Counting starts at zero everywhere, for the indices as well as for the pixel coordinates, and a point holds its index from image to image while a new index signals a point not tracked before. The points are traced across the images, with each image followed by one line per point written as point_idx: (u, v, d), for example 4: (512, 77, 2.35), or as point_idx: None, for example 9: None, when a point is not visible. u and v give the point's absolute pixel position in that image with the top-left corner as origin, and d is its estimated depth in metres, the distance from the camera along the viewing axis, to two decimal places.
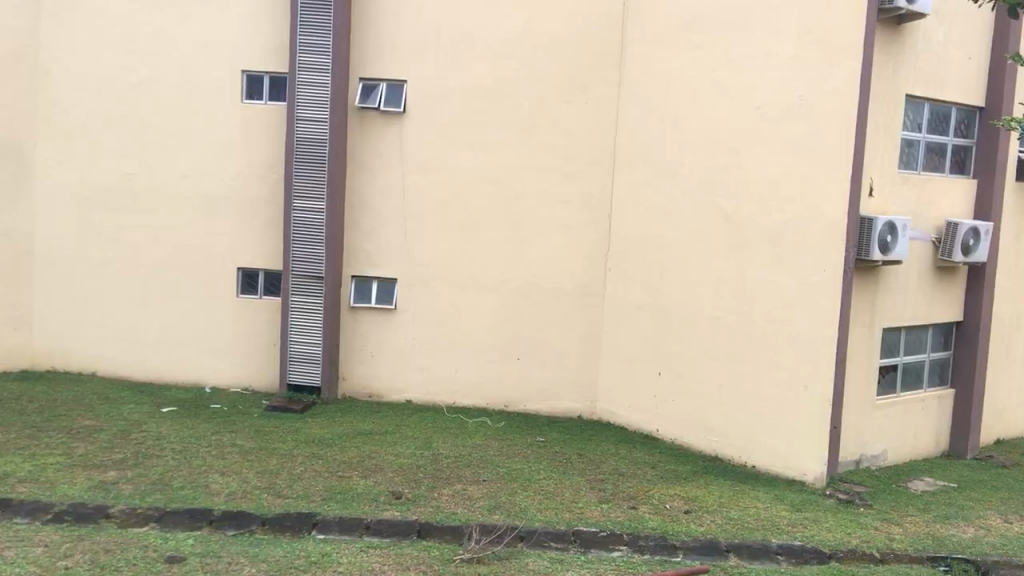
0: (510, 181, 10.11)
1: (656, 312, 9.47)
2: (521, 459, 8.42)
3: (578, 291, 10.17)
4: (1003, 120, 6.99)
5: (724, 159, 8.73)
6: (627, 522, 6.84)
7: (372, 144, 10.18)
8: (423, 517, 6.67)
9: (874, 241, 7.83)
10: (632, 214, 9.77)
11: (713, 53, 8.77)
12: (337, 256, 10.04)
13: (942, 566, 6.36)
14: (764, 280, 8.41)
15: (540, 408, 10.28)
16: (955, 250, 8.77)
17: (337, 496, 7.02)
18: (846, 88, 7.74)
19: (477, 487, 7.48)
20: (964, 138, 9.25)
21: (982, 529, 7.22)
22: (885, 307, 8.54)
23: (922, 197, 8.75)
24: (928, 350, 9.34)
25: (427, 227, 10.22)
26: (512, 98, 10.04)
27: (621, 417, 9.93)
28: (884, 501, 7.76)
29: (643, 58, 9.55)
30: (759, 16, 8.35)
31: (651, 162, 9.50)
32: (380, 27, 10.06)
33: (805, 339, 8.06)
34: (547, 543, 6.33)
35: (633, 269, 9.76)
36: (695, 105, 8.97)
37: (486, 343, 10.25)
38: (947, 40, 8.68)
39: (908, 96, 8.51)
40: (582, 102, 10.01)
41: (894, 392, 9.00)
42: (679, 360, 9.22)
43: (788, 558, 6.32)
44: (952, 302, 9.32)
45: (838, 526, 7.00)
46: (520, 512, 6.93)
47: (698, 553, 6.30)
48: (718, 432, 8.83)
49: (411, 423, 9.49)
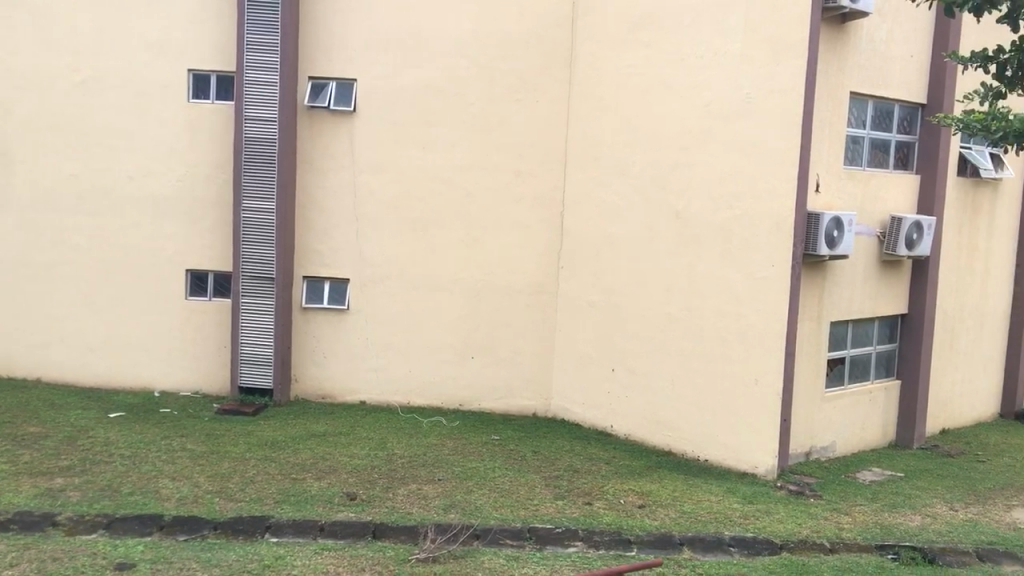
0: (462, 180, 10.09)
1: (610, 309, 9.54)
2: (476, 458, 8.43)
3: (531, 290, 10.19)
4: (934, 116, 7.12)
5: (675, 156, 8.82)
6: (582, 518, 6.88)
7: (322, 143, 10.09)
8: (377, 518, 6.64)
9: (821, 236, 7.99)
10: (584, 212, 9.83)
11: (662, 53, 8.87)
12: (287, 257, 9.96)
13: (891, 554, 6.49)
14: (715, 276, 8.52)
15: (494, 406, 10.29)
16: (899, 245, 9.00)
17: (290, 499, 6.96)
18: (792, 86, 7.90)
19: (432, 486, 7.48)
20: (907, 135, 9.46)
21: (928, 517, 7.39)
22: (831, 301, 8.70)
23: (868, 193, 8.93)
24: (875, 343, 9.53)
25: (379, 226, 10.16)
26: (464, 98, 10.03)
27: (576, 414, 9.98)
28: (833, 492, 7.92)
29: (594, 57, 9.62)
30: (707, 15, 8.46)
31: (603, 159, 9.56)
32: (330, 25, 9.98)
33: (755, 335, 8.21)
34: (503, 541, 6.34)
35: (585, 266, 9.82)
36: (645, 103, 9.07)
37: (442, 343, 10.23)
38: (889, 39, 8.86)
39: (853, 94, 8.68)
40: (534, 101, 10.03)
41: (842, 384, 9.18)
42: (633, 358, 9.30)
43: (740, 550, 6.40)
44: (897, 295, 9.53)
45: (789, 517, 7.12)
46: (475, 510, 6.93)
47: (651, 547, 6.35)
48: (672, 428, 8.93)
49: (365, 424, 9.44)
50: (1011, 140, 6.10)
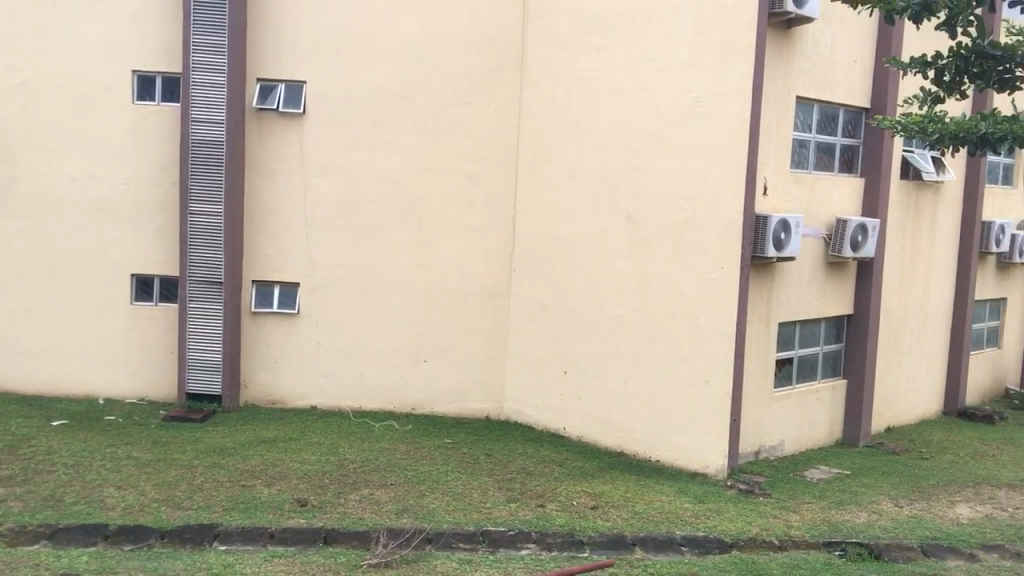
0: (414, 183, 10.05)
1: (562, 311, 9.57)
2: (428, 462, 8.40)
3: (484, 292, 10.19)
4: (873, 120, 7.39)
5: (625, 159, 8.88)
6: (535, 521, 6.89)
7: (270, 146, 9.98)
8: (329, 524, 6.58)
9: (768, 240, 8.12)
10: (536, 214, 9.85)
11: (612, 56, 8.93)
12: (236, 261, 9.83)
13: (838, 550, 6.60)
14: (665, 278, 8.60)
15: (447, 410, 10.26)
16: (845, 246, 9.17)
17: (239, 506, 6.87)
18: (740, 90, 8.01)
19: (384, 491, 7.44)
20: (851, 139, 9.64)
21: (874, 513, 7.53)
22: (779, 302, 8.83)
23: (814, 196, 9.07)
24: (822, 343, 9.69)
25: (330, 229, 10.08)
26: (414, 101, 9.99)
27: (528, 417, 10.00)
28: (782, 490, 8.04)
29: (544, 60, 9.66)
30: (656, 19, 8.54)
31: (554, 162, 9.60)
32: (278, 27, 9.88)
33: (705, 336, 8.30)
34: (456, 545, 6.33)
35: (537, 269, 9.85)
36: (595, 106, 9.12)
37: (394, 346, 10.18)
38: (834, 44, 9.02)
39: (799, 98, 8.82)
40: (485, 104, 10.03)
41: (790, 383, 9.31)
42: (585, 360, 9.34)
43: (691, 549, 6.46)
44: (843, 296, 9.70)
45: (739, 516, 7.21)
46: (428, 514, 6.90)
47: (604, 548, 6.38)
48: (624, 429, 8.98)
49: (316, 429, 9.36)
50: (947, 141, 6.33)
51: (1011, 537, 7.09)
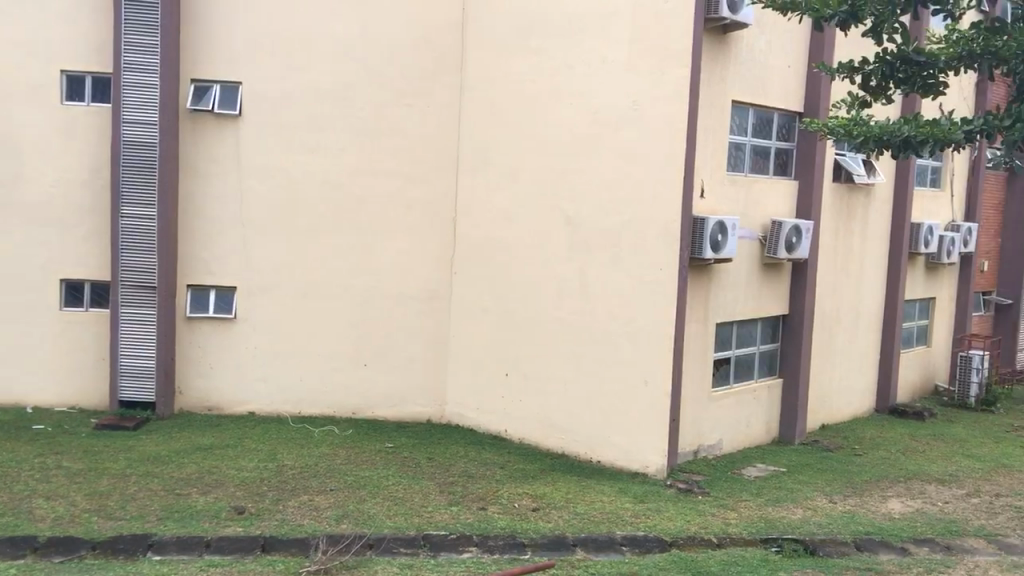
0: (353, 185, 9.97)
1: (502, 313, 9.58)
2: (369, 466, 8.33)
3: (424, 295, 10.14)
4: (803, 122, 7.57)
5: (564, 162, 8.93)
6: (476, 523, 6.88)
7: (205, 147, 9.81)
8: (267, 532, 6.48)
9: (705, 241, 8.23)
10: (476, 217, 9.84)
11: (551, 59, 8.98)
12: (170, 265, 9.65)
13: (774, 546, 6.71)
14: (604, 280, 8.66)
15: (387, 414, 10.19)
16: (780, 248, 9.33)
17: (174, 515, 6.73)
18: (677, 94, 8.12)
19: (324, 497, 7.36)
20: (785, 142, 9.82)
21: (809, 510, 7.68)
22: (717, 302, 8.95)
23: (750, 198, 9.23)
24: (758, 343, 9.85)
25: (267, 232, 9.94)
26: (353, 102, 9.91)
27: (470, 419, 9.98)
28: (721, 488, 8.15)
29: (484, 62, 9.67)
30: (594, 23, 8.60)
31: (494, 164, 9.61)
32: (213, 26, 9.72)
33: (644, 337, 8.38)
34: (397, 550, 6.28)
35: (478, 271, 9.84)
36: (534, 109, 9.16)
37: (334, 350, 10.09)
38: (768, 49, 9.19)
39: (735, 102, 8.96)
40: (425, 106, 9.99)
41: (727, 383, 9.45)
42: (526, 362, 9.36)
43: (631, 549, 6.51)
44: (778, 297, 9.88)
45: (679, 514, 7.29)
46: (369, 520, 6.84)
47: (546, 550, 6.40)
48: (565, 430, 9.02)
49: (254, 435, 9.22)
50: (871, 145, 6.47)
51: (940, 530, 7.29)
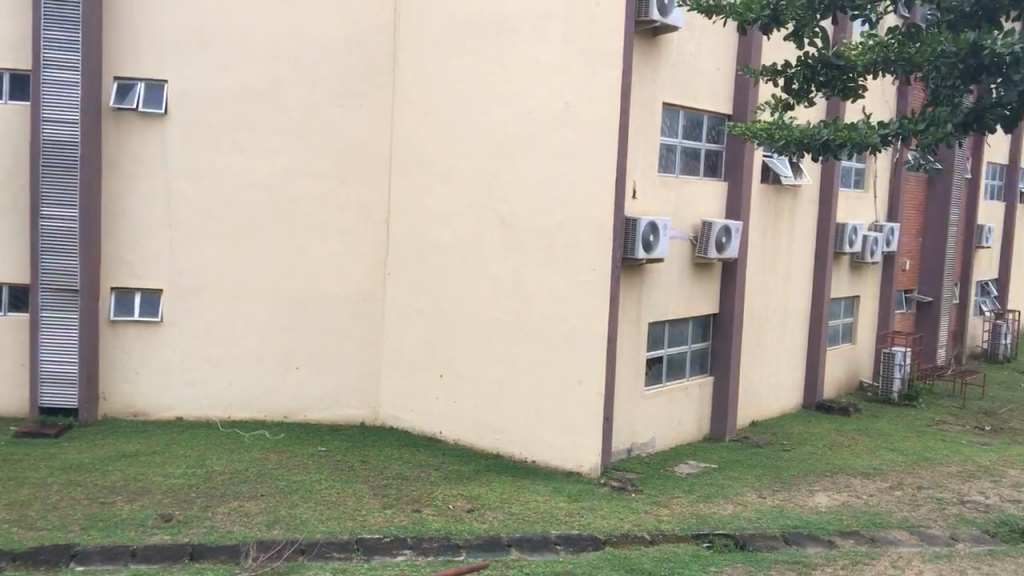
0: (284, 186, 9.83)
1: (436, 314, 9.55)
2: (301, 471, 8.22)
3: (357, 297, 10.05)
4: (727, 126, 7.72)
5: (498, 163, 8.94)
6: (411, 526, 6.85)
7: (130, 147, 9.58)
8: (195, 539, 6.35)
9: (637, 241, 8.37)
10: (410, 218, 9.78)
11: (484, 60, 8.98)
12: (93, 268, 9.40)
13: (706, 542, 6.82)
14: (538, 281, 8.70)
15: (320, 417, 10.07)
16: (710, 248, 9.47)
17: (98, 524, 6.55)
18: (608, 96, 8.19)
19: (255, 502, 7.24)
20: (715, 144, 9.98)
21: (739, 505, 7.81)
22: (649, 302, 9.06)
23: (681, 199, 9.35)
24: (689, 341, 9.99)
25: (195, 233, 9.74)
26: (284, 102, 9.77)
27: (403, 421, 9.92)
28: (653, 486, 8.25)
29: (416, 63, 9.62)
30: (527, 24, 8.63)
31: (427, 165, 9.57)
32: (138, 23, 9.49)
33: (578, 337, 8.44)
34: (329, 554, 6.22)
35: (411, 272, 9.79)
36: (468, 110, 9.15)
37: (265, 353, 9.93)
38: (697, 52, 9.32)
39: (666, 104, 9.08)
40: (357, 106, 9.90)
41: (660, 382, 9.56)
42: (460, 363, 9.35)
43: (565, 548, 6.55)
44: (709, 296, 10.03)
45: (612, 512, 7.36)
46: (301, 525, 6.75)
47: (480, 551, 6.40)
48: (500, 431, 9.03)
49: (182, 441, 9.03)
50: (792, 148, 6.64)
51: (865, 523, 7.49)
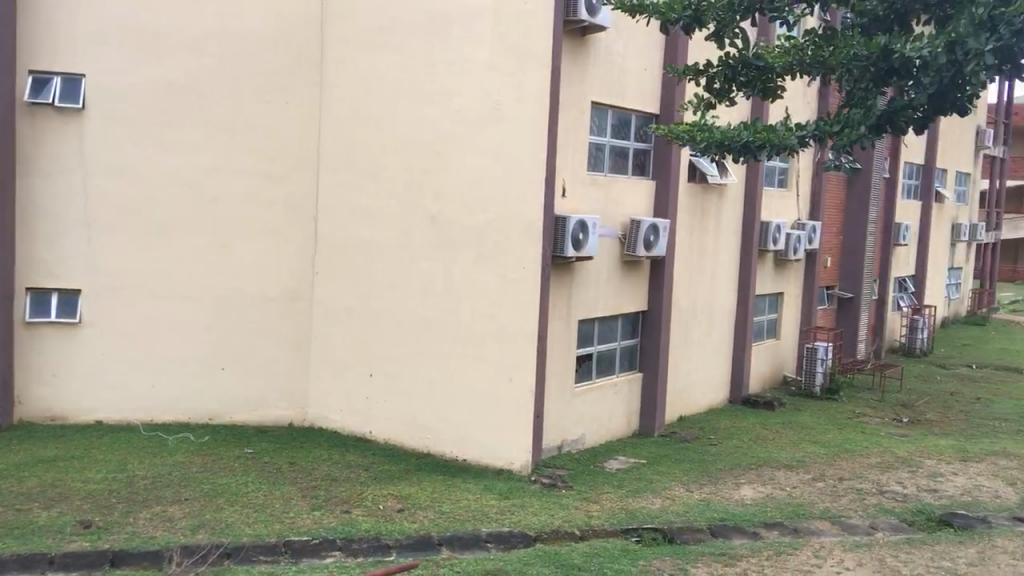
0: (208, 184, 9.64)
1: (365, 313, 9.47)
2: (226, 473, 8.07)
3: (284, 296, 9.91)
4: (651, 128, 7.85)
5: (427, 161, 8.90)
6: (340, 527, 6.78)
7: (46, 142, 9.29)
8: (116, 545, 6.19)
9: (567, 239, 8.45)
10: (338, 215, 9.68)
11: (413, 58, 8.93)
12: (9, 267, 9.11)
13: (635, 536, 6.90)
14: (468, 279, 8.70)
15: (246, 419, 9.90)
16: (638, 246, 9.58)
17: (13, 532, 6.34)
18: (537, 94, 8.24)
19: (179, 507, 7.08)
20: (643, 144, 10.09)
21: (668, 499, 7.92)
22: (578, 300, 9.13)
23: (609, 197, 9.44)
24: (619, 338, 10.09)
25: (115, 232, 9.48)
26: (207, 98, 9.58)
27: (333, 422, 9.81)
28: (583, 482, 8.32)
29: (344, 59, 9.51)
30: (455, 22, 8.61)
31: (356, 163, 9.48)
32: (53, 15, 9.20)
33: (508, 335, 8.47)
34: (256, 558, 6.12)
35: (340, 271, 9.68)
36: (396, 107, 9.09)
37: (189, 354, 9.73)
38: (625, 52, 9.42)
39: (594, 103, 9.15)
40: (283, 103, 9.75)
41: (589, 378, 9.64)
42: (390, 362, 9.29)
43: (496, 545, 6.56)
44: (637, 294, 10.15)
45: (542, 509, 7.39)
46: (227, 528, 6.63)
47: (410, 550, 6.36)
48: (430, 430, 9.00)
49: (102, 445, 8.79)
50: (713, 150, 6.77)
51: (789, 514, 7.66)
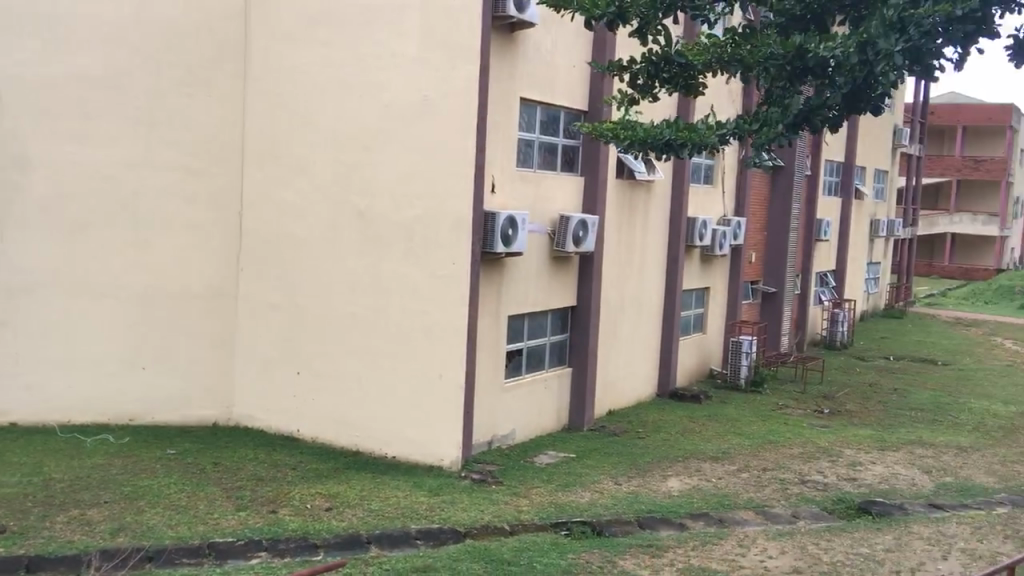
0: (128, 178, 9.37)
1: (292, 310, 9.34)
2: (148, 475, 7.88)
3: (208, 293, 9.70)
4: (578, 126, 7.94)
5: (355, 156, 8.81)
6: (266, 527, 6.68)
7: None
8: (32, 551, 5.99)
9: (495, 236, 8.49)
10: (263, 211, 9.51)
11: (340, 51, 8.83)
12: None
13: (564, 530, 6.94)
14: (396, 275, 8.65)
15: (169, 419, 9.68)
16: (567, 241, 9.63)
17: None
18: (465, 90, 8.23)
19: (97, 510, 6.89)
20: (572, 140, 10.14)
21: (596, 492, 8.00)
22: (508, 295, 9.14)
23: (538, 193, 9.48)
24: (548, 334, 10.14)
25: (29, 227, 9.16)
26: (127, 89, 9.32)
27: (259, 421, 9.65)
28: (513, 477, 8.35)
29: (269, 52, 9.35)
30: (383, 16, 8.53)
31: (282, 157, 9.32)
32: None
33: (437, 331, 8.45)
34: (179, 561, 5.99)
35: (265, 268, 9.52)
36: (323, 101, 8.98)
37: (109, 353, 9.47)
38: (553, 49, 9.45)
39: (524, 99, 9.17)
40: (206, 95, 9.54)
41: (520, 374, 9.67)
42: (318, 360, 9.18)
43: (426, 542, 6.53)
44: (567, 289, 10.21)
45: (472, 505, 7.40)
46: (148, 531, 6.47)
47: (339, 549, 6.30)
48: (359, 427, 8.92)
49: (17, 448, 8.50)
50: (636, 147, 6.88)
51: (714, 504, 7.80)
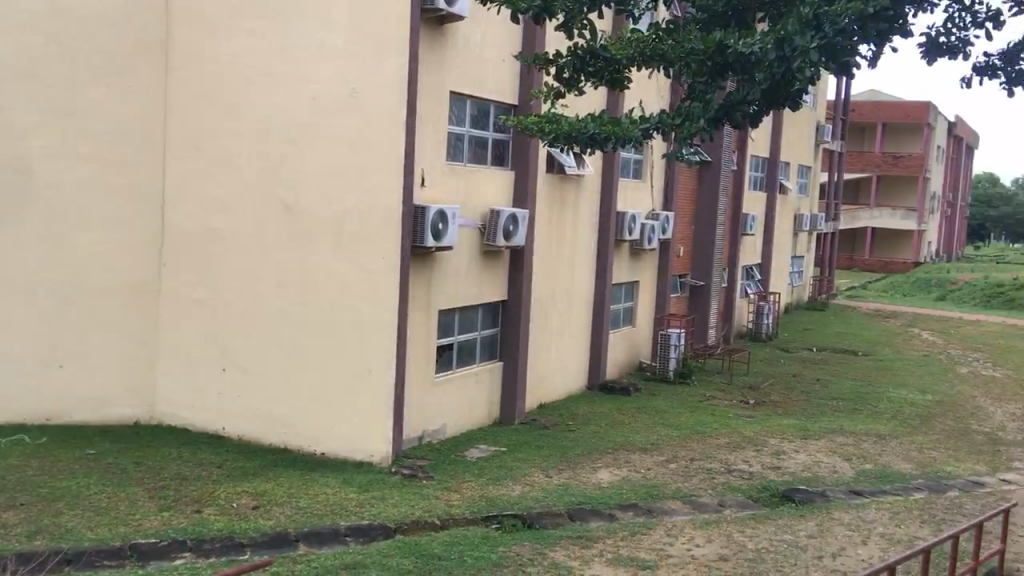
0: (43, 169, 9.07)
1: (218, 306, 9.15)
2: (66, 476, 7.65)
3: (129, 289, 9.45)
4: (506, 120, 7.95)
5: (281, 148, 8.67)
6: (191, 527, 6.54)
7: None
8: None
9: (427, 230, 8.43)
10: (186, 204, 9.29)
11: (266, 42, 8.67)
12: None
13: (495, 523, 6.95)
14: (324, 269, 8.54)
15: (88, 418, 9.40)
16: (497, 236, 9.65)
17: None
18: (394, 83, 8.17)
19: (12, 513, 6.66)
20: (502, 134, 10.15)
21: (527, 485, 8.03)
22: (438, 290, 9.11)
23: (469, 187, 9.46)
24: (479, 328, 10.14)
25: None
26: (41, 78, 9.02)
27: (183, 419, 9.45)
28: (444, 471, 8.33)
29: (191, 41, 9.13)
30: (309, 6, 8.41)
31: (206, 149, 9.12)
32: None
33: (367, 326, 8.39)
34: (99, 563, 5.83)
35: (189, 263, 9.31)
36: (248, 92, 8.81)
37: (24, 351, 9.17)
38: (483, 42, 9.44)
39: (454, 93, 9.13)
40: (126, 85, 9.27)
41: (451, 368, 9.65)
42: (244, 356, 9.02)
43: (355, 538, 6.48)
44: (497, 283, 10.22)
45: (402, 500, 7.36)
46: (67, 533, 6.29)
47: (266, 548, 6.21)
48: (286, 424, 8.80)
49: None
50: (562, 142, 6.96)
51: (643, 495, 7.90)
